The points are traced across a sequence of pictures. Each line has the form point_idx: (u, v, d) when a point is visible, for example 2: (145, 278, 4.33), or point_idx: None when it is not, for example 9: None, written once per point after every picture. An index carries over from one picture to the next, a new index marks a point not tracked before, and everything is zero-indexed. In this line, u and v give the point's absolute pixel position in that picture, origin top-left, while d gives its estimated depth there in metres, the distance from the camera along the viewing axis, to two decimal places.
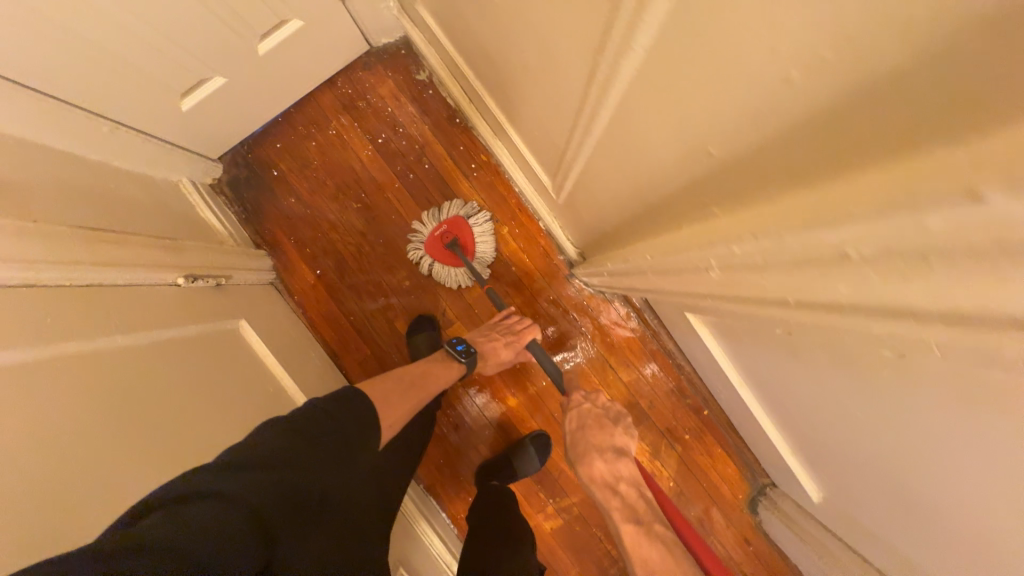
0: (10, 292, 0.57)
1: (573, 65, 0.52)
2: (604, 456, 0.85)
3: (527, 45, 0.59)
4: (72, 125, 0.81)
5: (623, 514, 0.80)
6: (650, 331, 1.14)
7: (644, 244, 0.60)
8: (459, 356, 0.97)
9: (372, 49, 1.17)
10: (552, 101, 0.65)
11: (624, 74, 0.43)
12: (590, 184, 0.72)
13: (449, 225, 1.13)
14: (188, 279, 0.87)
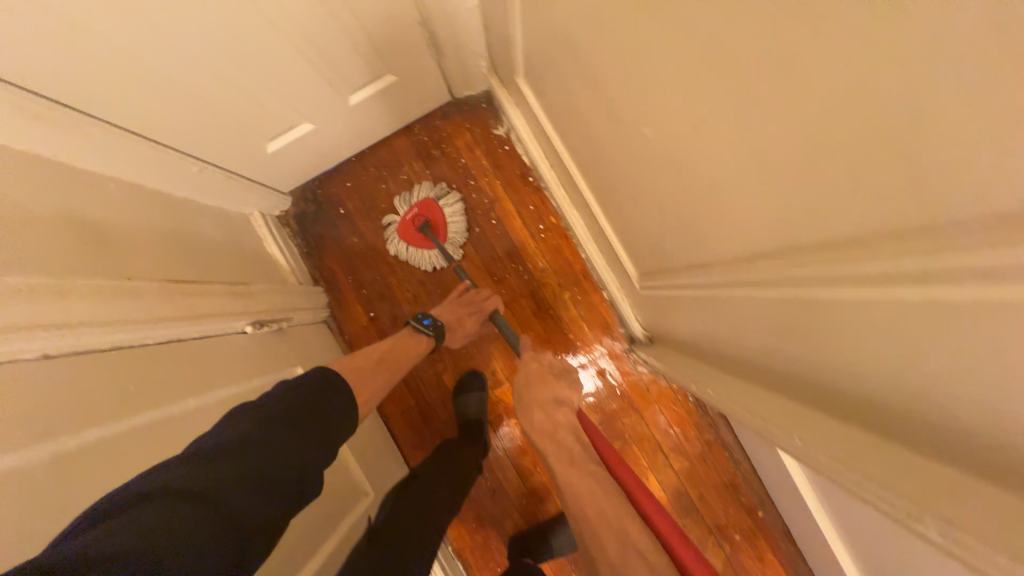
0: (100, 356, 0.56)
1: (711, 205, 0.50)
2: (544, 408, 0.76)
3: (647, 162, 0.57)
4: (170, 168, 0.83)
5: (556, 454, 0.67)
6: (709, 420, 1.09)
7: (789, 403, 0.56)
8: (426, 329, 0.97)
9: (453, 99, 1.17)
10: (666, 216, 0.62)
11: (786, 241, 0.41)
12: (691, 297, 0.69)
13: (420, 208, 1.13)
14: (255, 327, 0.86)
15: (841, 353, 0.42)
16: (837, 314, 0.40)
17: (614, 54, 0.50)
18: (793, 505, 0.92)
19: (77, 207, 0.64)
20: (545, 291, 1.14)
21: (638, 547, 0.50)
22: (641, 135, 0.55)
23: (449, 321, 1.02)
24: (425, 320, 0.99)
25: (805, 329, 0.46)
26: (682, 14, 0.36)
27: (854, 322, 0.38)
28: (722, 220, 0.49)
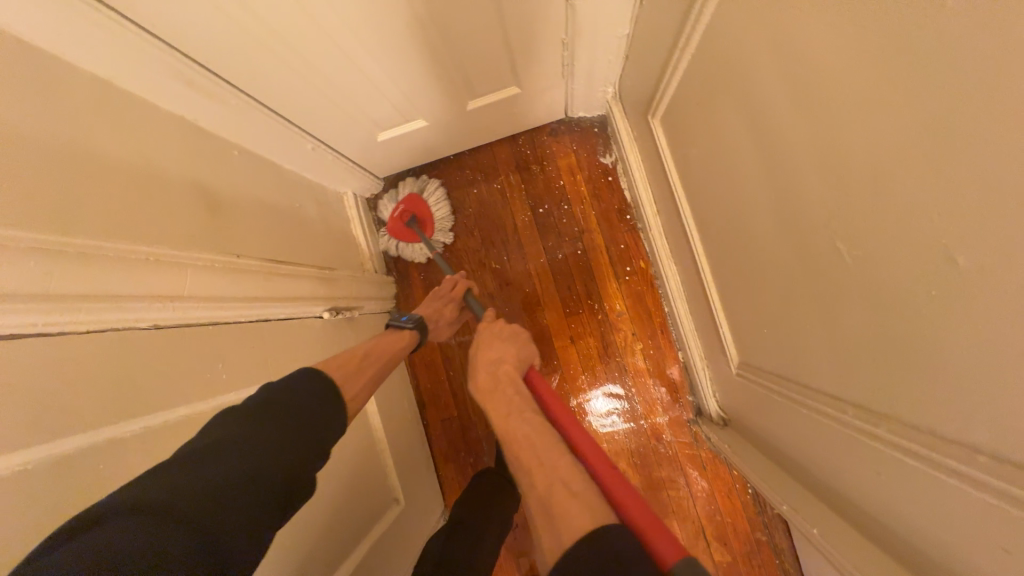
0: (205, 330, 0.58)
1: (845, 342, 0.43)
2: (486, 367, 0.73)
3: (791, 261, 0.51)
4: (287, 143, 0.84)
5: (498, 407, 0.62)
6: (765, 518, 0.99)
7: (859, 547, 0.48)
8: (405, 325, 0.86)
9: (566, 118, 1.13)
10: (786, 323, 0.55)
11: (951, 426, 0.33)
12: (782, 414, 0.61)
13: (404, 203, 1.07)
14: (332, 313, 0.85)
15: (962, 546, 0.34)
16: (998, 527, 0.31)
17: (800, 143, 0.44)
18: None
19: (203, 175, 0.66)
20: (616, 336, 1.07)
21: (566, 481, 0.45)
22: (795, 233, 0.49)
23: (431, 316, 0.94)
24: (402, 316, 0.88)
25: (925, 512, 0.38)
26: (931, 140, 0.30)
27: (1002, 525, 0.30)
28: (855, 361, 0.42)
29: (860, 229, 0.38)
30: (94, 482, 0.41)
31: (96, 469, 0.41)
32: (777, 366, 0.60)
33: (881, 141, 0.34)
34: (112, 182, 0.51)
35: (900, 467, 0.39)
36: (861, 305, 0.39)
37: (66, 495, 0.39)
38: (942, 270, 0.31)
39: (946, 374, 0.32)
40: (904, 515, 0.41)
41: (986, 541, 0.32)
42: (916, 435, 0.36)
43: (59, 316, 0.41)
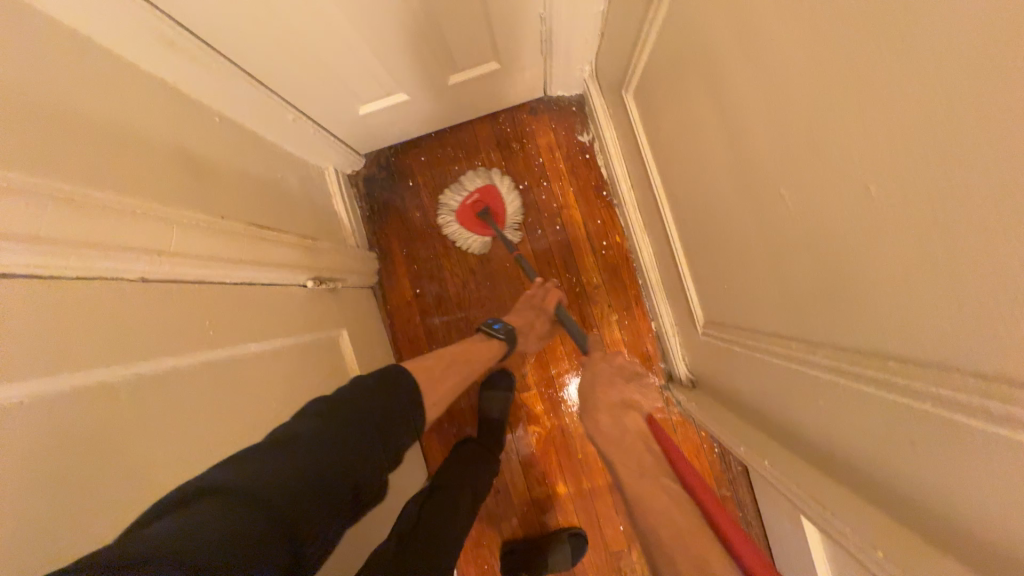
0: (192, 288, 0.59)
1: (788, 280, 0.48)
2: (609, 409, 0.78)
3: (745, 216, 0.56)
4: (268, 113, 0.85)
5: (628, 458, 0.67)
6: (728, 475, 1.06)
7: (801, 471, 0.54)
8: (496, 334, 0.91)
9: (544, 97, 1.16)
10: (740, 273, 0.60)
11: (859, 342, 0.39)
12: (737, 363, 0.67)
13: (480, 194, 1.11)
14: (315, 283, 0.87)
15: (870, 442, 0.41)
16: (889, 419, 0.37)
17: (751, 104, 0.48)
18: None
19: (183, 137, 0.66)
20: (593, 308, 1.12)
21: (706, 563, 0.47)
22: (747, 187, 0.53)
23: (523, 326, 0.98)
24: (495, 325, 0.93)
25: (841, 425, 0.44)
26: (846, 87, 0.34)
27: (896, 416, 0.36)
28: (792, 295, 0.48)
29: (800, 173, 0.42)
30: (74, 420, 0.42)
31: (78, 408, 0.42)
32: (736, 318, 0.65)
33: (811, 90, 0.38)
34: (93, 134, 0.51)
35: (828, 387, 0.44)
36: (801, 245, 0.44)
37: (48, 429, 0.39)
38: (862, 199, 0.35)
39: (865, 294, 0.37)
40: (835, 433, 0.46)
41: (894, 437, 0.37)
42: (840, 354, 0.41)
43: (40, 256, 0.41)
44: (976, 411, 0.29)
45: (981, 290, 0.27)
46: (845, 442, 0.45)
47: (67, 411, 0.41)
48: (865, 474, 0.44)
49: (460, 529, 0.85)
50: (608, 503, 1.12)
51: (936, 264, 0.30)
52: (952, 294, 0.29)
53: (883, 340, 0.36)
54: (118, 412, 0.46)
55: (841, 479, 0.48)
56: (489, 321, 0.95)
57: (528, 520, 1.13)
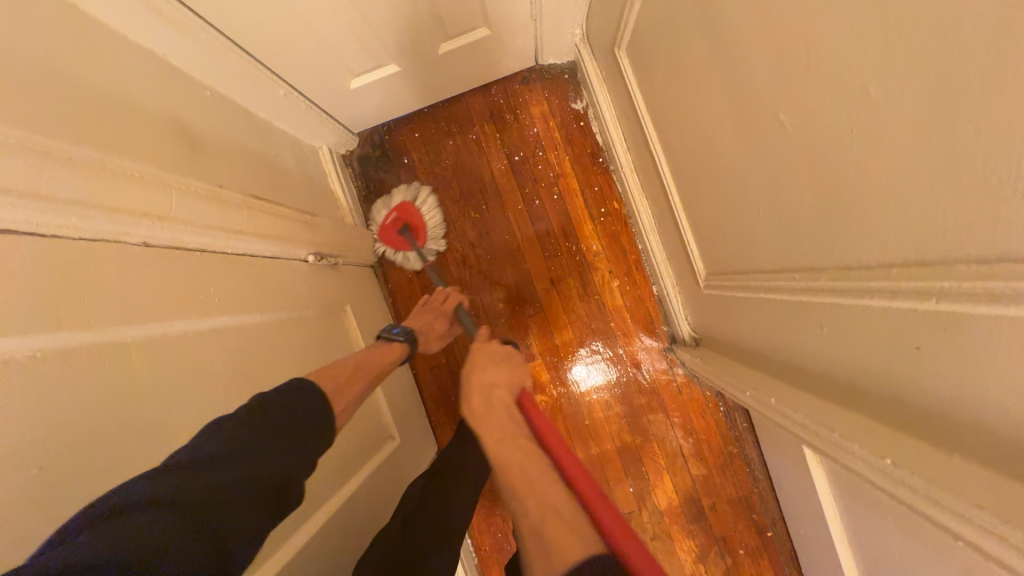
0: (193, 256, 0.59)
1: (789, 211, 0.48)
2: (480, 391, 0.70)
3: (743, 156, 0.56)
4: (257, 88, 0.83)
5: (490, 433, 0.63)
6: (736, 432, 1.08)
7: (804, 400, 0.55)
8: (394, 337, 0.86)
9: (536, 65, 1.15)
10: (741, 217, 0.61)
11: (858, 259, 0.40)
12: (741, 310, 0.68)
13: (398, 210, 1.11)
14: (315, 258, 0.87)
15: (872, 356, 0.42)
16: (889, 327, 0.39)
17: (746, 37, 0.48)
18: (811, 530, 0.90)
19: (176, 109, 0.65)
20: (594, 276, 1.12)
21: (557, 512, 0.48)
22: (744, 126, 0.54)
23: (421, 330, 0.95)
24: (393, 329, 0.88)
25: (841, 344, 0.46)
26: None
27: (895, 323, 0.38)
28: (794, 224, 0.48)
29: (799, 95, 0.42)
30: (82, 378, 0.42)
31: (84, 367, 0.42)
32: (738, 264, 0.65)
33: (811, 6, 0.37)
34: (86, 99, 0.50)
35: (831, 310, 0.45)
36: (802, 170, 0.44)
37: (55, 386, 0.40)
38: (861, 109, 0.35)
39: (868, 206, 0.37)
40: (838, 356, 0.47)
41: (898, 343, 0.38)
42: (841, 273, 0.42)
43: (38, 213, 0.41)
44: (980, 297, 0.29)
45: (979, 178, 0.28)
46: (845, 362, 0.46)
47: (76, 370, 0.41)
48: (870, 392, 0.45)
49: (472, 492, 0.87)
50: (618, 467, 1.10)
51: (936, 160, 0.30)
52: (954, 187, 0.30)
53: (886, 248, 0.36)
54: (125, 373, 0.46)
55: (844, 403, 0.49)
56: (390, 326, 0.90)
57: None
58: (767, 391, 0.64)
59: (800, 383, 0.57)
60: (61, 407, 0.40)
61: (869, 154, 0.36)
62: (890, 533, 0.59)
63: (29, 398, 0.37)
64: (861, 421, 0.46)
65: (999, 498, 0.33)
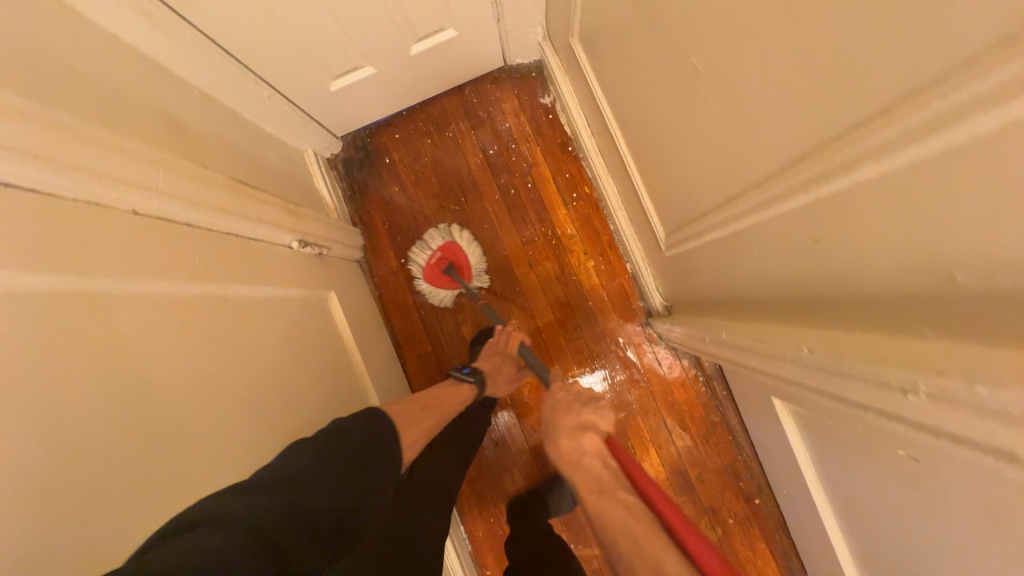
0: (177, 228, 0.64)
1: (712, 148, 0.54)
2: (569, 433, 0.69)
3: (675, 110, 0.62)
4: (243, 90, 0.90)
5: (588, 480, 0.61)
6: (716, 401, 1.10)
7: (742, 326, 0.60)
8: (467, 377, 0.95)
9: (505, 66, 1.23)
10: (682, 170, 0.66)
11: (761, 171, 0.45)
12: (693, 260, 0.73)
13: (443, 251, 1.17)
14: (300, 244, 0.92)
15: (784, 261, 0.47)
16: (790, 225, 0.43)
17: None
18: (792, 487, 0.92)
19: (162, 101, 0.71)
20: (570, 258, 1.17)
21: None
22: (672, 80, 0.59)
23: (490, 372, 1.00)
24: (465, 369, 0.98)
25: (763, 259, 0.51)
26: None
27: (790, 220, 0.43)
28: (717, 159, 0.53)
29: (703, 35, 0.47)
30: (64, 317, 0.45)
31: (67, 307, 0.46)
32: (686, 215, 0.71)
33: None
34: (75, 82, 0.55)
35: (752, 227, 0.50)
36: (715, 101, 0.49)
37: (42, 320, 0.43)
38: (743, 32, 0.41)
39: (762, 117, 0.42)
40: (765, 273, 0.52)
41: (799, 239, 0.43)
42: (753, 189, 0.47)
43: (32, 169, 0.45)
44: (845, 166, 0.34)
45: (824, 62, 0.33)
46: (768, 276, 0.51)
47: (64, 308, 0.46)
48: (793, 299, 0.49)
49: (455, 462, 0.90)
50: None
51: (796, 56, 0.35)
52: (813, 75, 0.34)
53: (779, 151, 0.41)
54: (109, 319, 0.50)
55: (776, 319, 0.53)
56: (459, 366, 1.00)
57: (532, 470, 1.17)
58: (720, 329, 0.68)
59: (742, 314, 0.61)
60: (46, 340, 0.43)
61: (755, 71, 0.41)
62: (857, 465, 0.65)
63: (16, 328, 0.41)
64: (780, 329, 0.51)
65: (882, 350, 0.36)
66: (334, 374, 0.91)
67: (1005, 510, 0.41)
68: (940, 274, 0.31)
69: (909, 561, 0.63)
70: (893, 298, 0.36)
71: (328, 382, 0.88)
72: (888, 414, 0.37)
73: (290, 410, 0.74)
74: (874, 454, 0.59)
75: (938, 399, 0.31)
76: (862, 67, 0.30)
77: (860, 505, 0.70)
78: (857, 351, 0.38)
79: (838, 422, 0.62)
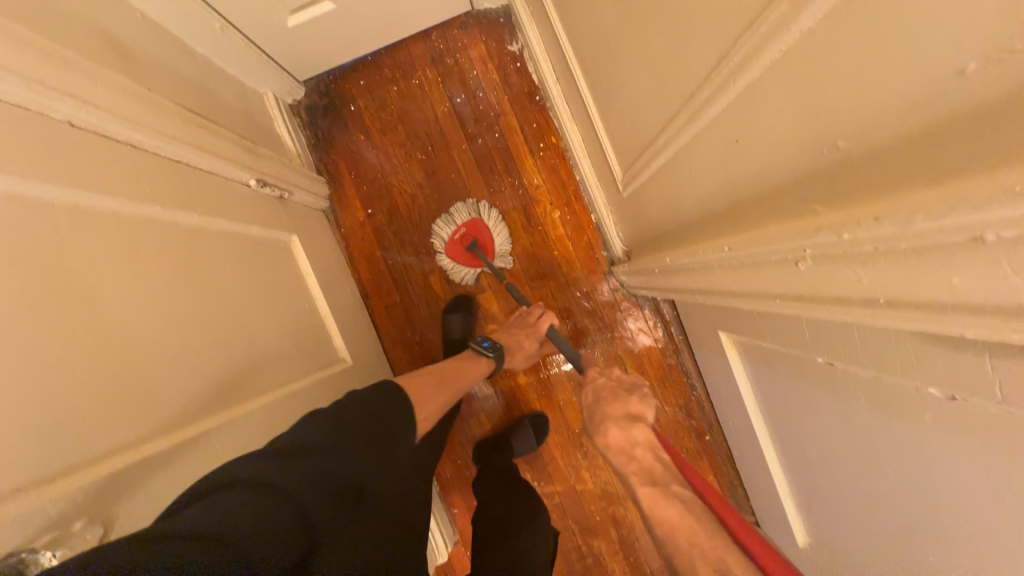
0: (119, 147, 0.62)
1: (656, 67, 0.55)
2: (617, 421, 0.74)
3: (626, 36, 0.63)
4: (192, 19, 0.86)
5: (640, 474, 0.65)
6: (673, 346, 1.15)
7: (683, 249, 0.63)
8: (485, 352, 0.97)
9: (473, 11, 1.20)
10: (633, 100, 0.68)
11: (694, 78, 0.47)
12: (646, 195, 0.76)
13: (467, 228, 1.17)
14: (258, 183, 0.91)
15: (716, 170, 0.50)
16: (718, 128, 0.46)
17: None
18: (737, 419, 0.99)
19: (100, 18, 0.68)
20: (537, 208, 1.19)
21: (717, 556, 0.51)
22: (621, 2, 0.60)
23: (512, 347, 1.02)
24: (484, 343, 0.99)
25: (700, 174, 0.53)
26: None
27: (717, 122, 0.45)
28: (660, 77, 0.55)
29: None
30: None
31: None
32: (637, 147, 0.73)
33: None
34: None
35: (690, 140, 0.52)
36: (656, 14, 0.50)
37: None
38: None
39: (694, 17, 0.43)
40: (701, 189, 0.55)
41: (724, 141, 0.46)
42: (689, 99, 0.49)
43: None
44: (758, 50, 0.36)
45: None
46: (704, 190, 0.54)
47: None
48: (722, 209, 0.52)
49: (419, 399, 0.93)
50: None
51: None
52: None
53: (709, 51, 0.43)
54: (43, 224, 0.49)
55: (709, 234, 0.56)
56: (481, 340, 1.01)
57: (498, 415, 1.22)
58: (666, 258, 0.71)
59: (684, 239, 0.65)
60: None
61: None
62: (785, 378, 0.71)
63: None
64: (711, 240, 0.55)
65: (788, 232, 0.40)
66: (297, 314, 0.92)
67: (897, 386, 0.47)
68: (832, 147, 0.34)
69: (825, 463, 0.71)
70: (797, 183, 0.39)
71: (290, 320, 0.89)
72: (790, 294, 0.41)
73: (249, 339, 0.75)
74: (797, 366, 0.65)
75: (820, 261, 0.37)
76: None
77: (789, 422, 0.77)
78: (773, 238, 0.42)
79: (768, 338, 0.67)
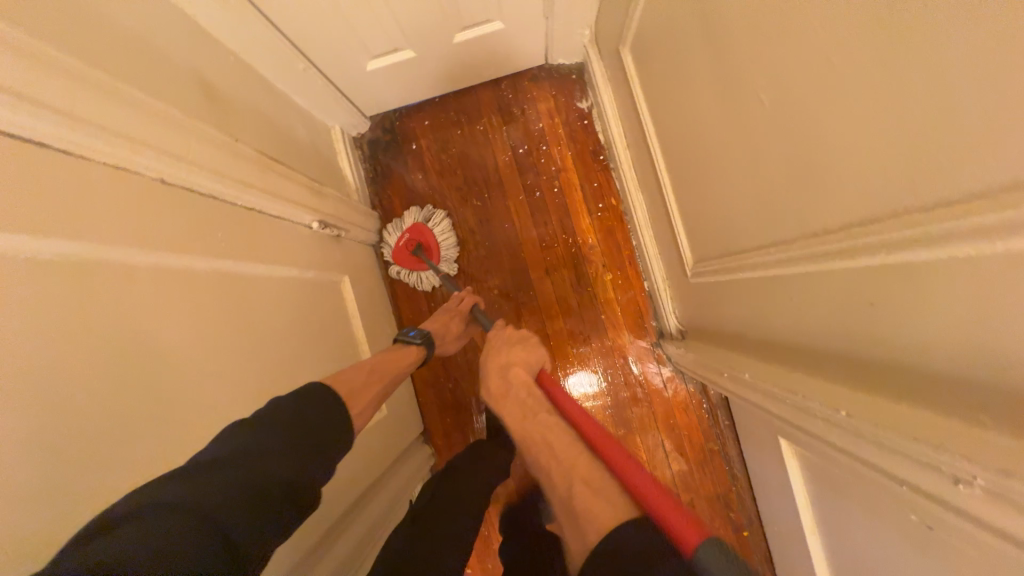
0: (202, 199, 0.63)
1: (766, 188, 0.53)
2: (497, 372, 0.72)
3: (726, 141, 0.60)
4: (278, 61, 0.88)
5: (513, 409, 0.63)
6: (717, 430, 1.10)
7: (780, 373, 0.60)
8: (411, 341, 0.86)
9: (546, 65, 1.20)
10: (723, 203, 0.65)
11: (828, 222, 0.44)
12: (722, 294, 0.72)
13: (410, 232, 1.15)
14: (320, 225, 0.91)
15: (841, 320, 0.47)
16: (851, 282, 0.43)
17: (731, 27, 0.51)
18: (784, 526, 0.93)
19: (198, 66, 0.70)
20: (588, 268, 1.16)
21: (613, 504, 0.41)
22: (727, 111, 0.58)
23: (438, 333, 0.95)
24: (411, 331, 0.89)
25: (814, 309, 0.51)
26: None
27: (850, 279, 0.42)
28: (770, 201, 0.53)
29: (777, 72, 0.46)
30: (82, 279, 0.44)
31: (80, 273, 0.44)
32: (720, 246, 0.69)
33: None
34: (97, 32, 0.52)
35: (805, 277, 0.49)
36: (780, 139, 0.48)
37: (60, 282, 0.42)
38: (828, 74, 0.39)
39: (843, 168, 0.40)
40: (808, 321, 0.52)
41: (854, 299, 0.44)
42: (815, 238, 0.46)
43: (58, 127, 0.45)
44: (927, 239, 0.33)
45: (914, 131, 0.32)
46: (816, 325, 0.51)
47: (85, 271, 0.45)
48: (853, 357, 0.48)
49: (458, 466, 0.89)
50: None
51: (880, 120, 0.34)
52: (943, 133, 0.31)
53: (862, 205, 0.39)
54: (131, 291, 0.49)
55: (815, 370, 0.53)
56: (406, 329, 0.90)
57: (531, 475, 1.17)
58: (747, 367, 0.68)
59: (776, 355, 0.62)
60: (70, 304, 0.43)
61: (836, 119, 0.40)
62: (860, 518, 0.64)
63: (19, 291, 0.39)
64: None
65: (988, 447, 0.36)
66: (341, 359, 0.90)
67: None
68: None
69: None
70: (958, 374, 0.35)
71: (335, 367, 0.87)
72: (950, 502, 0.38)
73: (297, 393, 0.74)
74: (880, 517, 0.58)
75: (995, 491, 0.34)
76: (1011, 135, 0.27)
77: (854, 561, 0.69)
78: None
79: (848, 475, 0.62)
